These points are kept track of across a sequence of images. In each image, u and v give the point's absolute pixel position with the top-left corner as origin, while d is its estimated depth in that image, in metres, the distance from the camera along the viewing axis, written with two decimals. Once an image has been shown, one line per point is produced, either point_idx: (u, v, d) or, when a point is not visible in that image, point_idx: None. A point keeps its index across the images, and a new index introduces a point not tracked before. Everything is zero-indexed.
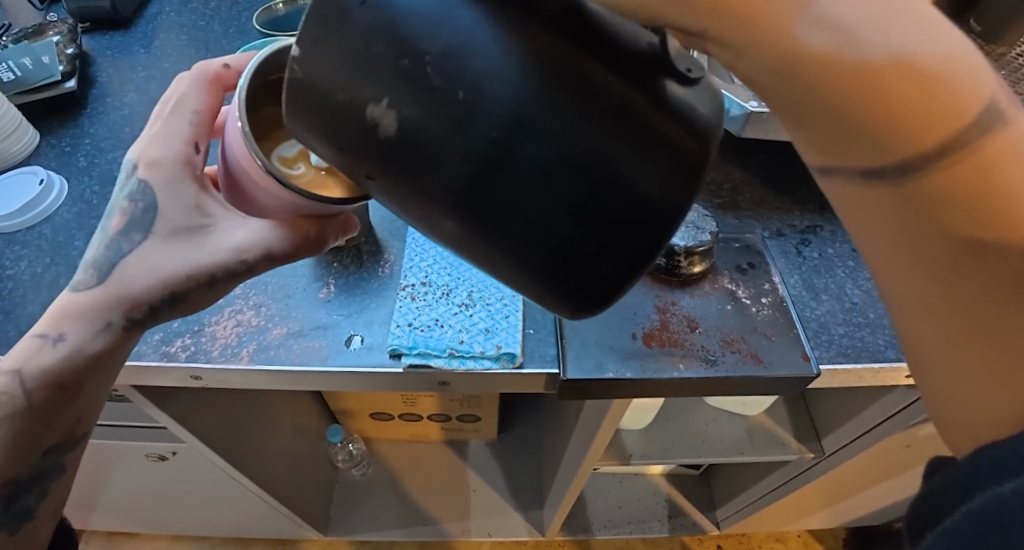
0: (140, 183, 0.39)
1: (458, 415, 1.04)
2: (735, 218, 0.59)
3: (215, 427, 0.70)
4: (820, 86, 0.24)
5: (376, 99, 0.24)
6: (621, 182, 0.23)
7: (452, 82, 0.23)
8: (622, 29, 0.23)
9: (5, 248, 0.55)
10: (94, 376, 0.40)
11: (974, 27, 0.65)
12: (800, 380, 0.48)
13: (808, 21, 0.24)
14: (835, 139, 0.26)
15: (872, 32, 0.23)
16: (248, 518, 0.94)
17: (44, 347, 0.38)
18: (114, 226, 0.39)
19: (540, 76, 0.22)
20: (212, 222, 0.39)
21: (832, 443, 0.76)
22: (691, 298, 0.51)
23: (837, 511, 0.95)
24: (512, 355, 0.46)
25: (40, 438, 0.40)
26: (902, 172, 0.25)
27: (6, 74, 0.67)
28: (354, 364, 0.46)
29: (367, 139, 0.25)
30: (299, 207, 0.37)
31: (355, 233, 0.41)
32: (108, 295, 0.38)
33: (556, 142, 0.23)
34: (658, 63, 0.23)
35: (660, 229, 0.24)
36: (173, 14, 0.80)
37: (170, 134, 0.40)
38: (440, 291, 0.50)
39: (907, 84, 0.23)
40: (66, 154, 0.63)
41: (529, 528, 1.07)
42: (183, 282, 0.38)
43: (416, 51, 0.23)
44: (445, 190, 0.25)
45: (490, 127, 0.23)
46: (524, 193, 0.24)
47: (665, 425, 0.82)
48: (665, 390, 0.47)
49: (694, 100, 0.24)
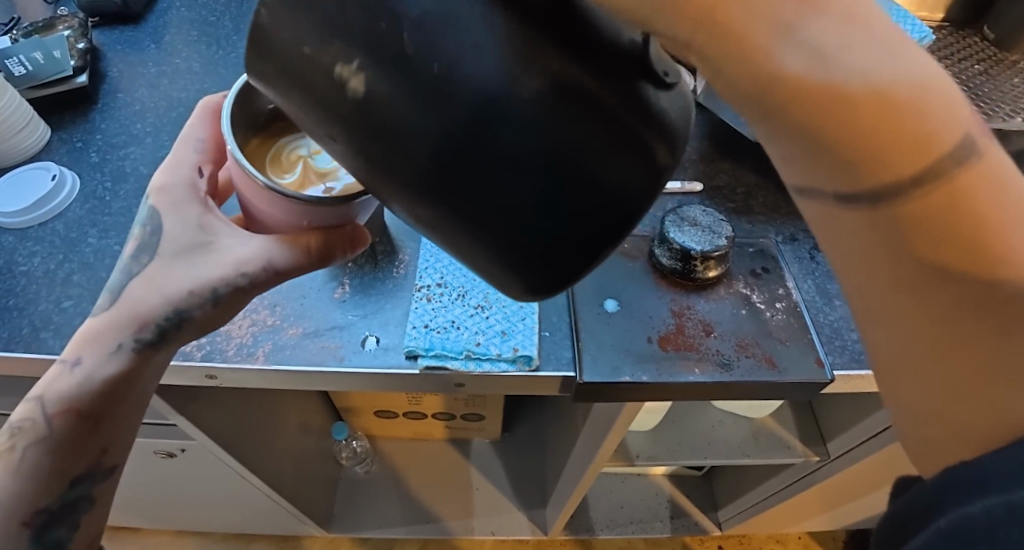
0: (150, 209, 0.39)
1: (463, 414, 1.04)
2: (749, 222, 0.59)
3: (223, 424, 0.70)
4: (796, 104, 0.23)
5: (347, 58, 0.22)
6: (593, 176, 0.22)
7: (426, 48, 0.21)
8: (608, 19, 0.22)
9: (17, 244, 0.55)
10: (116, 404, 0.39)
11: (987, 35, 0.65)
12: (814, 385, 0.48)
13: (788, 39, 0.22)
14: (802, 155, 0.25)
15: (849, 59, 0.21)
16: (254, 515, 0.94)
17: (63, 373, 0.38)
18: (127, 252, 0.39)
19: (518, 62, 0.21)
20: (215, 240, 0.39)
21: (838, 447, 0.77)
22: (706, 302, 0.51)
23: (840, 514, 0.95)
24: (529, 358, 0.46)
25: (67, 468, 0.39)
26: (877, 199, 0.24)
27: (17, 68, 0.67)
28: (371, 365, 0.46)
29: (337, 101, 0.23)
30: (301, 220, 0.36)
31: (365, 247, 0.39)
32: (118, 317, 0.38)
33: (525, 129, 0.21)
34: (638, 60, 0.22)
35: (630, 223, 0.24)
36: (184, 9, 0.80)
37: (177, 162, 0.40)
38: (455, 292, 0.50)
39: (881, 115, 0.21)
40: (77, 150, 0.63)
41: (532, 527, 1.07)
42: (187, 298, 0.38)
43: (393, 12, 0.21)
44: (413, 166, 0.23)
45: (460, 106, 0.21)
46: (491, 178, 0.23)
47: (672, 426, 0.82)
48: (681, 395, 0.48)
49: (669, 102, 0.23)
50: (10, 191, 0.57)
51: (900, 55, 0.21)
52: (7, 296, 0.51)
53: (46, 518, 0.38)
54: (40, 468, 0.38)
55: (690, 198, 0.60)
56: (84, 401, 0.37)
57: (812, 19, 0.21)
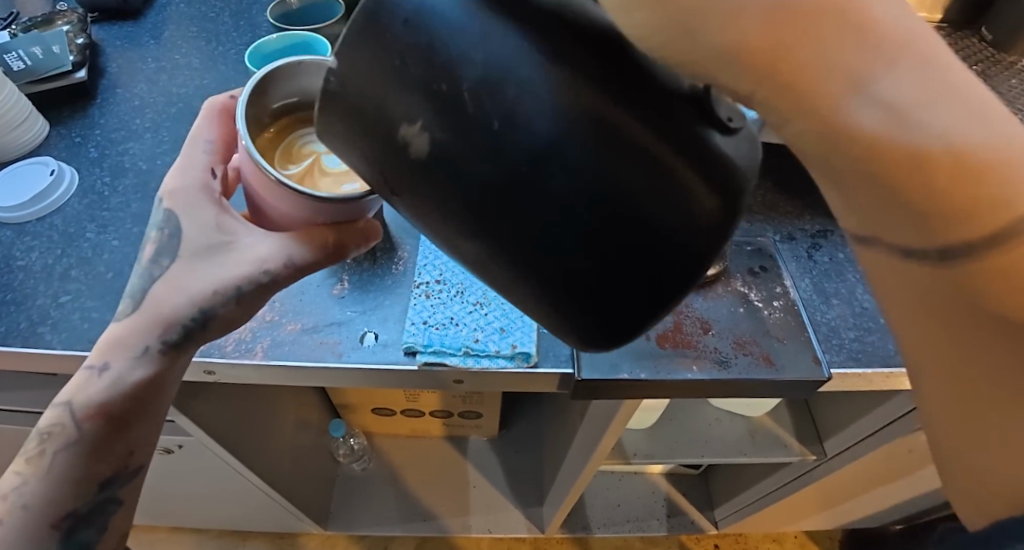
0: (166, 213, 0.39)
1: (460, 412, 1.04)
2: (747, 220, 0.59)
3: (220, 421, 0.70)
4: (871, 165, 0.23)
5: (410, 119, 0.23)
6: (648, 225, 0.23)
7: (490, 109, 0.22)
8: (671, 75, 0.23)
9: (15, 239, 0.55)
10: (144, 406, 0.39)
11: (986, 36, 0.66)
12: (811, 384, 0.48)
13: (866, 99, 0.22)
14: (870, 208, 0.25)
15: (930, 118, 0.21)
16: (251, 512, 0.94)
17: (92, 379, 0.37)
18: (145, 255, 0.39)
19: (580, 121, 0.22)
20: (234, 239, 0.39)
21: (834, 445, 0.77)
22: (704, 301, 0.51)
23: (835, 513, 0.95)
24: (527, 355, 0.46)
25: (94, 471, 0.38)
26: (947, 253, 0.24)
27: (16, 63, 0.67)
28: (370, 361, 0.47)
29: (395, 154, 0.24)
30: (314, 216, 0.36)
31: (377, 241, 0.40)
32: (144, 319, 0.38)
33: (582, 181, 0.22)
34: (701, 113, 0.23)
35: (679, 266, 0.24)
36: (183, 5, 0.80)
37: (188, 165, 0.40)
38: (454, 289, 0.50)
39: (955, 174, 0.22)
40: (76, 145, 0.63)
41: (528, 525, 1.07)
42: (210, 297, 0.38)
43: (455, 75, 0.22)
44: (469, 214, 0.24)
45: (519, 159, 0.22)
46: (546, 229, 0.24)
47: (669, 425, 0.83)
48: (678, 392, 0.48)
49: (734, 148, 0.24)
50: (8, 187, 0.57)
51: (979, 110, 0.22)
52: (5, 291, 0.51)
53: (73, 520, 0.37)
54: (69, 474, 0.38)
55: None
56: (113, 405, 0.37)
57: (893, 80, 0.21)
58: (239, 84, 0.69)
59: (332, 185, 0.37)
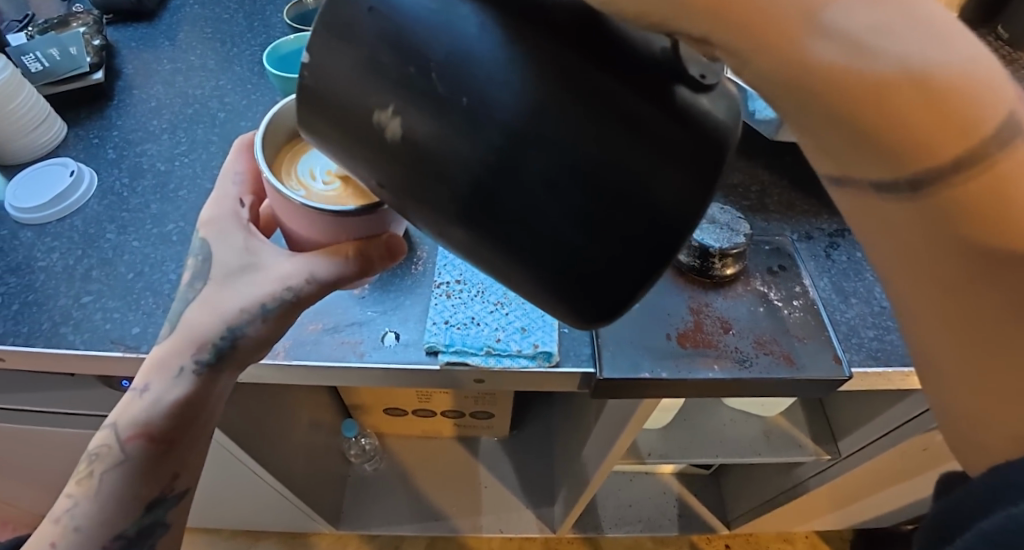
0: (199, 240, 0.39)
1: (472, 412, 1.04)
2: (764, 220, 0.59)
3: (237, 421, 0.71)
4: (830, 98, 0.23)
5: (382, 105, 0.24)
6: (631, 187, 0.22)
7: (456, 88, 0.23)
8: (634, 35, 0.23)
9: (36, 239, 0.55)
10: (186, 428, 0.39)
11: (1001, 35, 0.66)
12: (831, 382, 0.48)
13: (820, 31, 0.23)
14: (850, 145, 0.25)
15: (886, 41, 0.22)
16: (264, 511, 0.94)
17: (133, 401, 0.38)
18: (183, 281, 0.40)
19: (545, 79, 0.22)
20: (262, 261, 0.39)
21: (849, 445, 0.77)
22: (723, 300, 0.51)
23: (848, 512, 0.95)
24: (548, 354, 0.46)
25: (140, 493, 0.38)
26: (917, 185, 0.24)
27: (34, 64, 0.67)
28: (391, 360, 0.47)
29: (377, 146, 0.25)
30: (327, 231, 0.36)
31: (402, 256, 0.37)
32: (179, 341, 0.38)
33: (556, 146, 0.22)
34: (670, 70, 0.23)
35: (680, 235, 0.23)
36: (196, 6, 0.80)
37: (219, 195, 0.40)
38: (474, 289, 0.50)
39: (918, 101, 0.22)
40: (94, 146, 0.63)
41: (540, 525, 1.07)
42: (241, 317, 0.38)
43: (422, 58, 0.23)
44: (451, 200, 0.24)
45: (496, 134, 0.22)
46: (530, 202, 0.23)
47: (683, 424, 0.82)
48: (700, 391, 0.48)
49: (712, 105, 0.23)
50: (25, 190, 0.57)
51: (943, 34, 0.22)
52: (28, 291, 0.51)
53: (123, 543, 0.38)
54: (115, 495, 0.38)
55: None
56: (154, 426, 0.37)
57: (841, 12, 0.22)
58: (255, 85, 0.70)
59: (336, 192, 0.35)
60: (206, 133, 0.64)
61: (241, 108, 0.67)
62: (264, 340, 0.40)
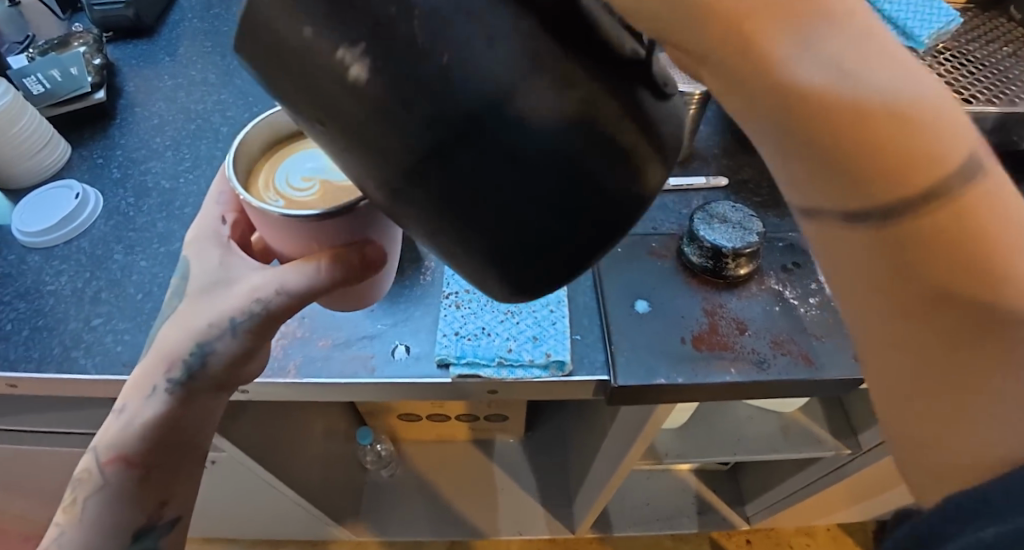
0: (181, 260, 0.39)
1: (486, 415, 1.04)
2: (777, 215, 0.58)
3: (252, 435, 0.71)
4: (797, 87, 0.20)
5: (349, 42, 0.19)
6: (601, 182, 0.20)
7: (435, 42, 0.18)
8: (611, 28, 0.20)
9: (44, 263, 0.55)
10: (165, 451, 0.38)
11: (1014, 16, 0.64)
12: (853, 382, 0.47)
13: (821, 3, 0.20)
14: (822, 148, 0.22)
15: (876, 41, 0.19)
16: (282, 521, 0.94)
17: (112, 422, 0.38)
18: (166, 302, 0.40)
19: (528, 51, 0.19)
20: (236, 278, 0.37)
21: (870, 439, 0.76)
22: (738, 300, 0.50)
23: (871, 506, 0.94)
24: (562, 363, 0.46)
25: (122, 517, 0.38)
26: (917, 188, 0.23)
27: (36, 86, 0.67)
28: (402, 374, 0.46)
29: (334, 90, 0.20)
30: (297, 237, 0.32)
31: (383, 266, 0.33)
32: (154, 361, 0.38)
33: (533, 126, 0.19)
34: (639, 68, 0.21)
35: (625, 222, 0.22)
36: (196, 21, 0.80)
37: (203, 214, 0.40)
38: (484, 298, 0.49)
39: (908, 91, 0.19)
40: (98, 166, 0.63)
41: (558, 526, 1.07)
42: (210, 335, 0.37)
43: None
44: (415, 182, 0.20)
45: (468, 100, 0.19)
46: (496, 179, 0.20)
47: (700, 423, 0.82)
48: (717, 395, 0.47)
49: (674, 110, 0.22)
50: (33, 215, 0.57)
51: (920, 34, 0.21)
52: (37, 316, 0.51)
53: None
54: (100, 522, 0.38)
55: (715, 193, 0.59)
56: (129, 448, 0.37)
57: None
58: (256, 97, 0.69)
59: (311, 198, 0.32)
60: (209, 149, 0.63)
61: (243, 122, 0.66)
62: (239, 358, 0.38)
